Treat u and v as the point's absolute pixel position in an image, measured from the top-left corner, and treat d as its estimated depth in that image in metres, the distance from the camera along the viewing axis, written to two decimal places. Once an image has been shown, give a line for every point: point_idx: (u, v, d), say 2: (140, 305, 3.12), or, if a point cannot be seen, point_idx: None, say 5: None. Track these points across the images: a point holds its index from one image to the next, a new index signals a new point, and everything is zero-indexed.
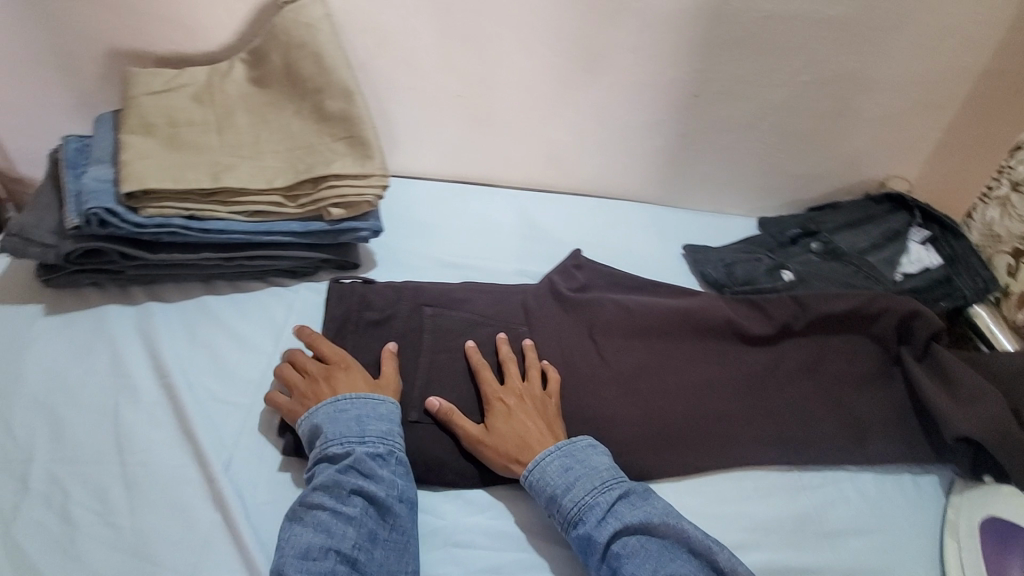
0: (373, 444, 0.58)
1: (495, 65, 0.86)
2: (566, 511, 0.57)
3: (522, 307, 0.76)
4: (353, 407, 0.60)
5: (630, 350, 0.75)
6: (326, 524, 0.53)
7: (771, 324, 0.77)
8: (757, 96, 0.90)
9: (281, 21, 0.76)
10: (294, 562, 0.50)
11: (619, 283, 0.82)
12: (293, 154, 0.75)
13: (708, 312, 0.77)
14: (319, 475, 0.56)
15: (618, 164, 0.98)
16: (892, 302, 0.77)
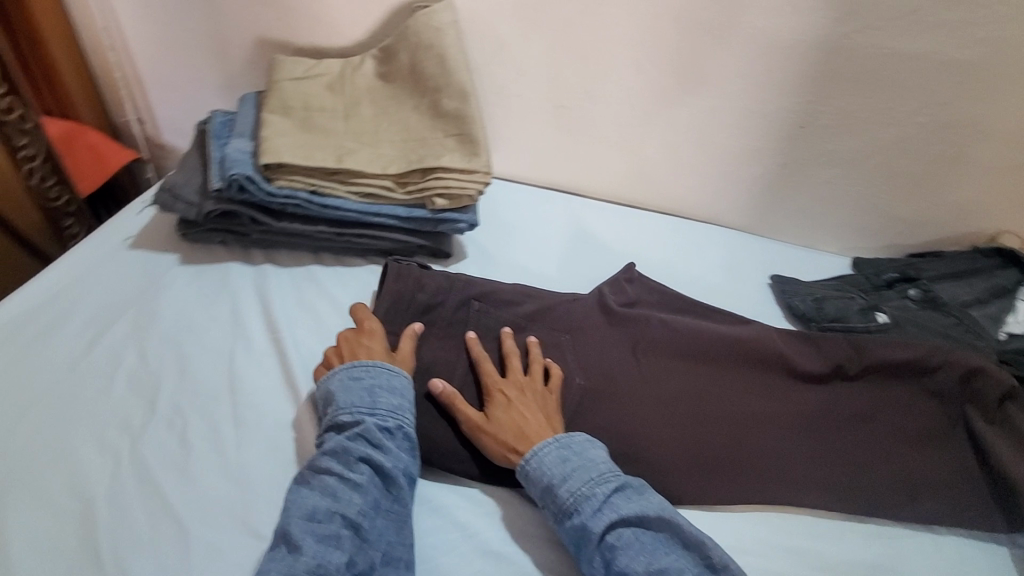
0: (383, 417, 0.60)
1: (602, 80, 0.89)
2: (561, 500, 0.57)
3: (570, 315, 0.76)
4: (368, 378, 0.62)
5: (673, 372, 0.74)
6: (333, 489, 0.54)
7: (822, 364, 0.75)
8: (868, 133, 0.88)
9: (413, 24, 0.82)
10: (301, 523, 0.52)
11: (668, 303, 0.81)
12: (407, 145, 0.81)
13: (757, 343, 0.75)
14: (329, 441, 0.58)
15: (710, 188, 0.99)
16: (954, 356, 0.73)
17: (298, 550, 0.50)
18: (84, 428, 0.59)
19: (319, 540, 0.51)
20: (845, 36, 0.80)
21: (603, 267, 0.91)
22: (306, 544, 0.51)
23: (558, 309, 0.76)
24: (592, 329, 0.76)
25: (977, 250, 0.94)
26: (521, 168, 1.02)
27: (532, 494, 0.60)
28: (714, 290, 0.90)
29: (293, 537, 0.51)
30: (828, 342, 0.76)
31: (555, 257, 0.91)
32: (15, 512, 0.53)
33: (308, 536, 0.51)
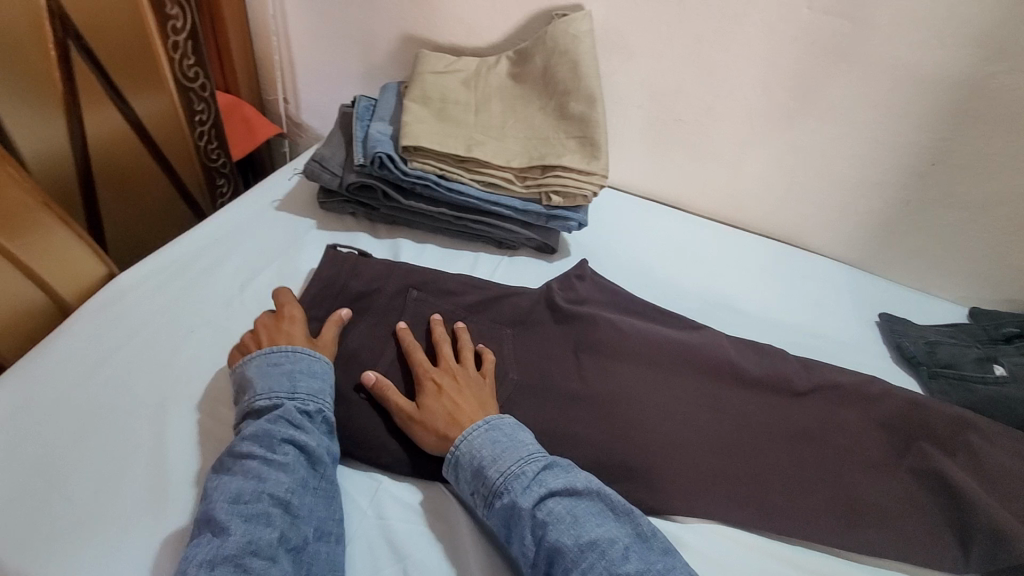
0: (302, 397, 0.62)
1: (725, 98, 0.91)
2: (484, 491, 0.58)
3: (514, 307, 0.76)
4: (288, 360, 0.64)
5: (615, 372, 0.71)
6: (258, 469, 0.56)
7: (774, 384, 0.72)
8: (1008, 177, 0.84)
9: (551, 31, 0.87)
10: (226, 506, 0.53)
11: (617, 304, 0.80)
12: (530, 142, 0.85)
13: (706, 352, 0.74)
14: (249, 426, 0.59)
15: (821, 217, 0.97)
16: (897, 391, 0.72)
17: (227, 531, 0.52)
18: None
19: (247, 519, 0.53)
20: (997, 74, 0.77)
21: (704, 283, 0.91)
22: (234, 524, 0.52)
23: (506, 300, 0.76)
24: (631, 334, 0.74)
25: None
26: (629, 178, 1.05)
27: (457, 486, 0.61)
28: (817, 320, 0.88)
29: (220, 519, 0.53)
30: (784, 361, 0.74)
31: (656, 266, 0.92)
32: (177, 417, 0.62)
33: (235, 518, 0.53)
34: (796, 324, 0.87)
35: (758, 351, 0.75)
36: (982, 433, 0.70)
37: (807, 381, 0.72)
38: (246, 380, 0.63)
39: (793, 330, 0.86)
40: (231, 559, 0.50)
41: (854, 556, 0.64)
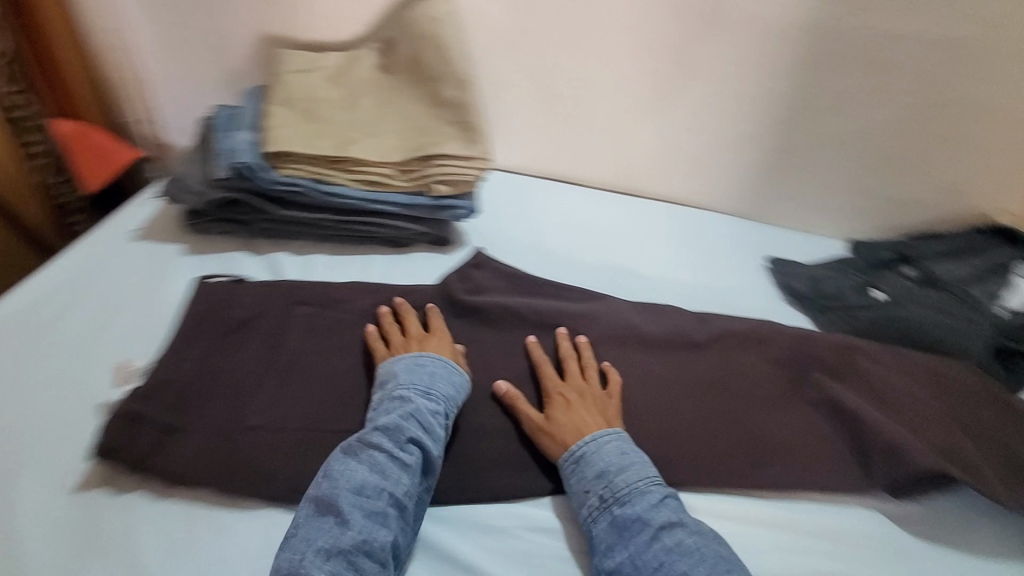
0: (437, 402, 0.60)
1: (598, 67, 0.91)
2: (611, 487, 0.57)
3: (409, 307, 0.73)
4: (425, 366, 0.63)
5: (517, 356, 0.70)
6: (386, 466, 0.54)
7: (680, 341, 0.74)
8: (862, 114, 0.90)
9: (413, 16, 0.84)
10: (351, 496, 0.52)
11: (515, 286, 0.79)
12: (406, 133, 0.82)
13: (607, 320, 0.75)
14: (382, 418, 0.57)
15: (706, 175, 1.00)
16: (784, 329, 0.77)
17: (348, 523, 0.50)
18: (93, 407, 0.61)
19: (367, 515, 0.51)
20: (833, 18, 0.82)
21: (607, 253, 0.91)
22: (356, 518, 0.51)
23: (396, 299, 0.73)
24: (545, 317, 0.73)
25: (978, 228, 0.96)
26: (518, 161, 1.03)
27: (572, 487, 0.59)
28: (715, 273, 0.90)
29: (343, 508, 0.51)
30: (685, 317, 0.77)
31: (556, 243, 0.91)
32: (27, 485, 0.55)
33: (358, 510, 0.51)
34: (696, 280, 0.88)
35: (659, 310, 0.78)
36: (873, 355, 0.75)
37: (709, 333, 0.75)
38: (100, 444, 0.56)
39: (694, 287, 0.87)
40: (345, 554, 0.48)
41: (772, 495, 0.65)
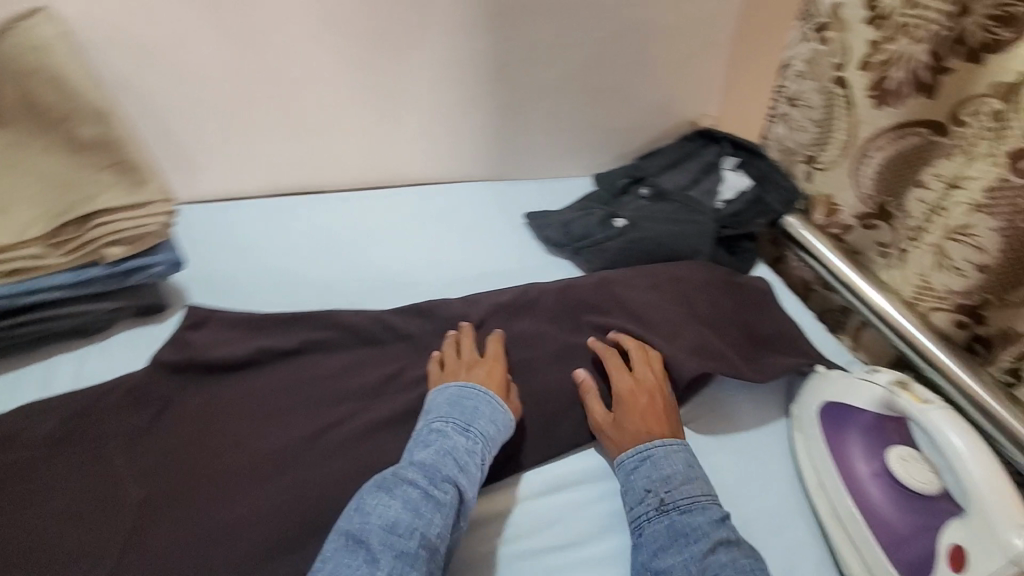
0: (475, 438, 0.58)
1: (287, 64, 0.83)
2: (672, 493, 0.57)
3: (121, 411, 0.60)
4: (468, 399, 0.61)
5: (275, 418, 0.61)
6: (422, 503, 0.52)
7: (452, 333, 0.71)
8: (559, 58, 0.94)
9: (7, 46, 0.66)
10: (382, 533, 0.49)
11: (253, 332, 0.68)
12: (48, 194, 0.64)
13: (369, 342, 0.69)
14: (421, 454, 0.56)
15: (447, 148, 0.98)
16: (545, 286, 0.77)
17: (377, 562, 0.47)
18: None
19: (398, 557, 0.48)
20: None
21: (359, 261, 0.83)
22: (386, 558, 0.48)
23: (97, 408, 0.60)
24: (296, 366, 0.66)
25: (687, 137, 1.07)
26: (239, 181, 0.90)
27: (633, 484, 0.59)
28: (477, 245, 0.88)
29: (374, 544, 0.49)
30: (450, 306, 0.74)
31: (299, 266, 0.81)
32: None
33: (388, 549, 0.48)
34: (459, 260, 0.85)
35: (419, 312, 0.73)
36: (634, 282, 0.79)
37: (478, 314, 0.73)
38: None
39: (458, 266, 0.84)
40: None
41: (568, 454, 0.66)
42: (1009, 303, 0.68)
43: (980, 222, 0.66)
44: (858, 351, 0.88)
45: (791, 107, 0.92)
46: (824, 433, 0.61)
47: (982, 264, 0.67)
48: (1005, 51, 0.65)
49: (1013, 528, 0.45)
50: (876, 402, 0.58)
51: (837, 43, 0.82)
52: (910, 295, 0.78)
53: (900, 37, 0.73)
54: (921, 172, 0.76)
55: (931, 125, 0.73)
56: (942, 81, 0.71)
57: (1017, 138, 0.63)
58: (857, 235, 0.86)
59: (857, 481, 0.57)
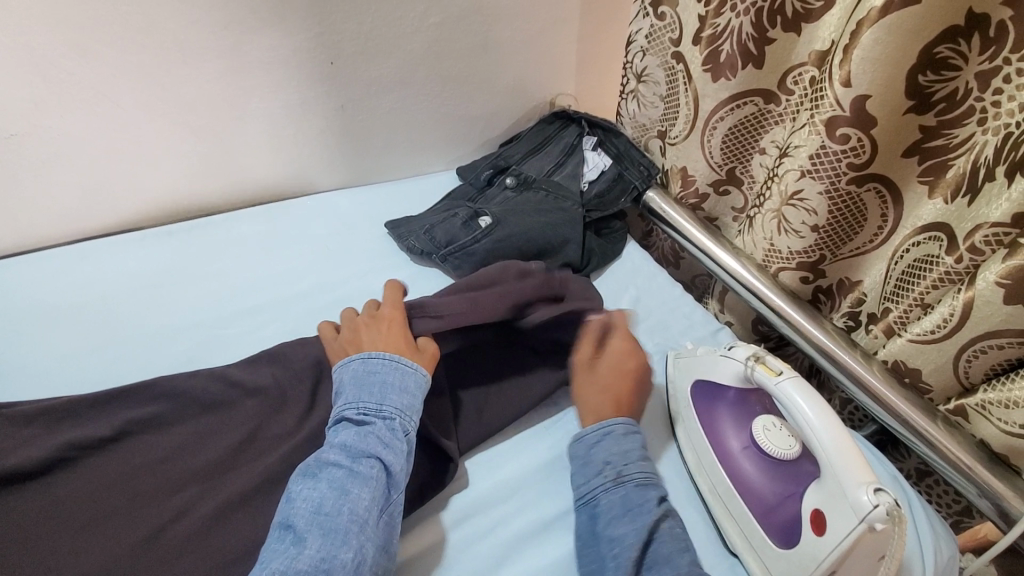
0: (392, 415, 0.56)
1: (67, 87, 0.72)
2: (628, 467, 0.58)
3: None
4: (378, 374, 0.59)
5: (103, 519, 0.53)
6: (345, 482, 0.50)
7: (313, 376, 0.64)
8: (396, 48, 0.86)
9: None
10: (307, 515, 0.48)
11: (62, 420, 0.58)
12: None
13: (215, 404, 0.61)
14: (340, 436, 0.54)
15: (290, 155, 0.91)
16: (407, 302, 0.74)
17: (304, 543, 0.46)
18: None
19: (325, 535, 0.47)
20: None
21: (206, 306, 0.75)
22: (312, 538, 0.47)
23: None
24: (123, 455, 0.57)
25: (544, 118, 1.04)
26: (64, 222, 0.83)
27: (592, 458, 0.60)
28: (337, 267, 0.82)
29: (302, 527, 0.48)
30: (309, 345, 0.67)
31: (134, 310, 0.73)
32: None
33: (314, 530, 0.47)
34: (322, 287, 0.79)
35: (272, 359, 0.65)
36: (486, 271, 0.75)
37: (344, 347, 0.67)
38: None
39: (321, 291, 0.79)
40: (304, 575, 0.44)
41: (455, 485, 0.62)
42: (841, 257, 0.74)
43: (808, 187, 0.69)
44: (724, 311, 0.93)
45: (640, 83, 0.92)
46: (697, 411, 0.64)
47: (816, 225, 0.71)
48: (817, 19, 0.67)
49: (855, 484, 0.48)
50: (738, 377, 0.61)
51: (672, 18, 0.81)
52: (761, 257, 0.82)
53: (726, 10, 0.73)
54: (759, 138, 0.79)
55: (763, 94, 0.76)
56: (768, 50, 0.72)
57: (830, 108, 0.63)
58: (713, 203, 0.90)
59: (728, 456, 0.59)
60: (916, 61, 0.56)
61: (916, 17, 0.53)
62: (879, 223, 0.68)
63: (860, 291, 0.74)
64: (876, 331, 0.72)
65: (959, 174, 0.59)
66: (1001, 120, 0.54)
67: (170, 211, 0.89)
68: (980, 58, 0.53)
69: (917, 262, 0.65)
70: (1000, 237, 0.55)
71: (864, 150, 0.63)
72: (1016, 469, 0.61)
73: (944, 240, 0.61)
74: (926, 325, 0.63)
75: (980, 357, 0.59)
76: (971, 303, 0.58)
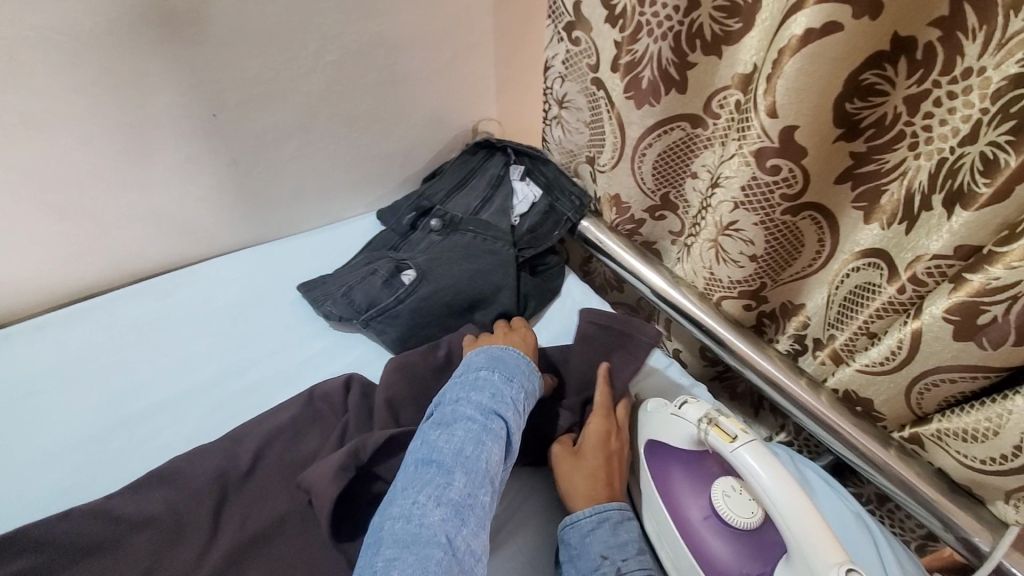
0: (518, 387, 0.59)
1: None
2: (628, 562, 0.52)
3: None
4: (507, 358, 0.62)
5: None
6: (481, 432, 0.51)
7: (214, 495, 0.55)
8: (291, 92, 0.77)
9: None
10: (451, 454, 0.49)
11: None
12: None
13: (91, 552, 0.51)
14: (474, 394, 0.56)
15: (180, 219, 0.80)
16: (326, 385, 0.65)
17: (450, 476, 0.48)
18: None
19: (468, 473, 0.48)
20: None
21: (87, 417, 0.64)
22: (459, 474, 0.48)
23: None
24: None
25: (467, 149, 0.97)
26: None
27: (587, 549, 0.52)
28: (243, 346, 0.73)
29: (445, 461, 0.49)
30: (209, 456, 0.58)
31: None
32: None
33: (459, 467, 0.48)
34: (225, 373, 0.70)
35: (165, 480, 0.56)
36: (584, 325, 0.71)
37: (251, 453, 0.58)
38: None
39: (225, 380, 0.70)
40: (454, 504, 0.46)
41: None
42: (782, 282, 0.71)
43: (743, 218, 0.65)
44: (671, 339, 0.89)
45: (562, 109, 0.86)
46: (652, 474, 0.59)
47: (755, 255, 0.67)
48: (737, 42, 0.63)
49: (830, 566, 0.44)
50: (693, 438, 0.57)
51: (587, 43, 0.76)
52: (702, 286, 0.78)
53: (642, 36, 0.68)
54: (689, 163, 0.75)
55: (689, 118, 0.72)
56: (689, 75, 0.68)
57: (757, 139, 0.59)
58: (650, 228, 0.85)
59: (689, 528, 0.54)
60: (842, 89, 0.52)
61: (839, 45, 0.49)
62: (816, 248, 0.65)
63: (805, 315, 0.72)
64: (823, 358, 0.69)
65: (894, 201, 0.57)
66: (934, 145, 0.51)
67: (39, 297, 0.77)
68: (908, 82, 0.50)
69: (858, 289, 0.62)
70: (943, 268, 0.52)
71: (796, 180, 0.59)
72: (978, 498, 0.59)
73: (884, 268, 0.58)
74: (875, 355, 0.61)
75: (934, 390, 0.57)
76: (919, 334, 0.55)
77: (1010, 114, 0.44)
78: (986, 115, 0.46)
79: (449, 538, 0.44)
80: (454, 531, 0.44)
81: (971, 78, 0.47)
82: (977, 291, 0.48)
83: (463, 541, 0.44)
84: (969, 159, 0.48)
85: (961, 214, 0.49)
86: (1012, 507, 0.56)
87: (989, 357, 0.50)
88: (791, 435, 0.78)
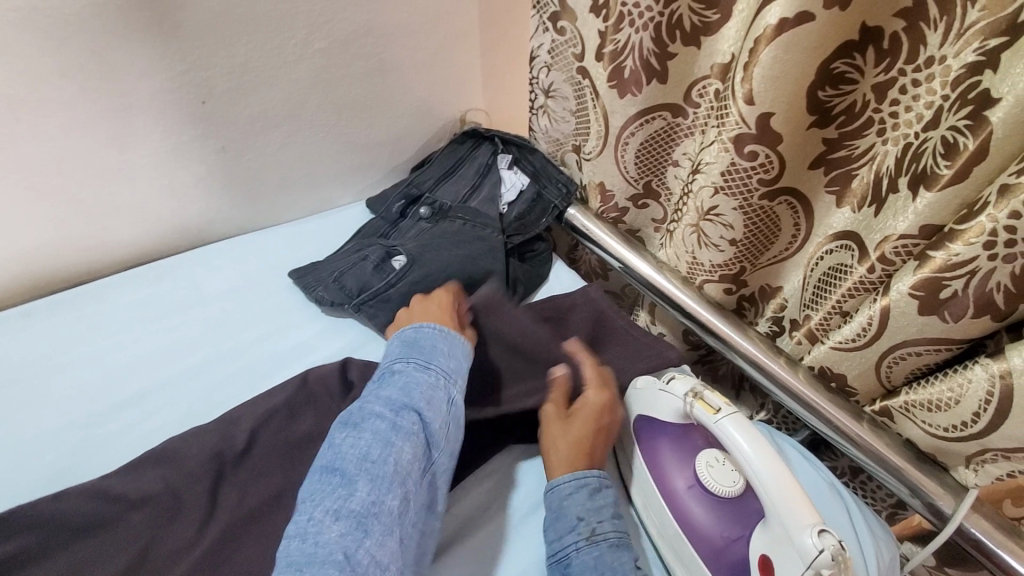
0: (436, 375, 0.59)
1: None
2: (603, 524, 0.53)
3: None
4: (423, 339, 0.63)
5: None
6: (389, 432, 0.52)
7: (210, 474, 0.56)
8: (279, 79, 0.78)
9: None
10: (355, 461, 0.50)
11: None
12: None
13: (91, 530, 0.52)
14: (386, 391, 0.56)
15: (169, 206, 0.81)
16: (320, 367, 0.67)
17: (353, 485, 0.48)
18: None
19: (371, 479, 0.49)
20: None
21: (79, 400, 0.65)
22: (362, 482, 0.48)
23: None
24: None
25: (455, 139, 0.98)
26: None
27: (565, 511, 0.55)
28: (237, 331, 0.75)
29: (350, 470, 0.49)
30: (204, 436, 0.59)
31: None
32: None
33: (362, 475, 0.49)
34: (219, 358, 0.71)
35: (161, 460, 0.57)
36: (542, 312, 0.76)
37: (246, 432, 0.59)
38: None
39: (218, 364, 0.71)
40: (356, 515, 0.47)
41: None
42: (761, 266, 0.73)
43: (723, 203, 0.67)
44: (655, 324, 0.91)
45: (548, 98, 0.88)
46: (640, 449, 0.62)
47: (734, 239, 0.70)
48: (716, 32, 0.65)
49: (802, 528, 0.47)
50: (680, 413, 0.60)
51: (572, 33, 0.78)
52: (685, 270, 0.81)
53: (624, 26, 0.69)
54: (671, 151, 0.78)
55: (671, 107, 0.74)
56: (670, 64, 0.70)
57: (735, 125, 0.62)
58: (633, 215, 0.88)
59: (674, 497, 0.57)
60: (814, 77, 0.55)
61: (811, 34, 0.52)
62: (793, 231, 0.68)
63: (781, 297, 0.75)
64: (799, 337, 0.72)
65: (864, 184, 0.59)
66: (900, 130, 0.54)
67: (27, 284, 0.77)
68: (876, 70, 0.53)
69: (831, 270, 0.65)
70: (909, 247, 0.55)
71: (773, 166, 0.62)
72: (942, 465, 0.62)
73: (854, 249, 0.62)
74: (847, 332, 0.64)
75: (901, 363, 0.60)
76: (887, 310, 0.58)
77: (968, 99, 0.47)
78: (946, 101, 0.49)
79: (346, 553, 0.44)
80: (353, 545, 0.45)
81: (932, 66, 0.50)
82: (940, 267, 0.51)
83: (365, 553, 0.45)
84: (931, 144, 0.51)
85: (924, 196, 0.52)
86: (971, 471, 0.59)
87: (952, 329, 0.53)
88: (770, 413, 0.82)
